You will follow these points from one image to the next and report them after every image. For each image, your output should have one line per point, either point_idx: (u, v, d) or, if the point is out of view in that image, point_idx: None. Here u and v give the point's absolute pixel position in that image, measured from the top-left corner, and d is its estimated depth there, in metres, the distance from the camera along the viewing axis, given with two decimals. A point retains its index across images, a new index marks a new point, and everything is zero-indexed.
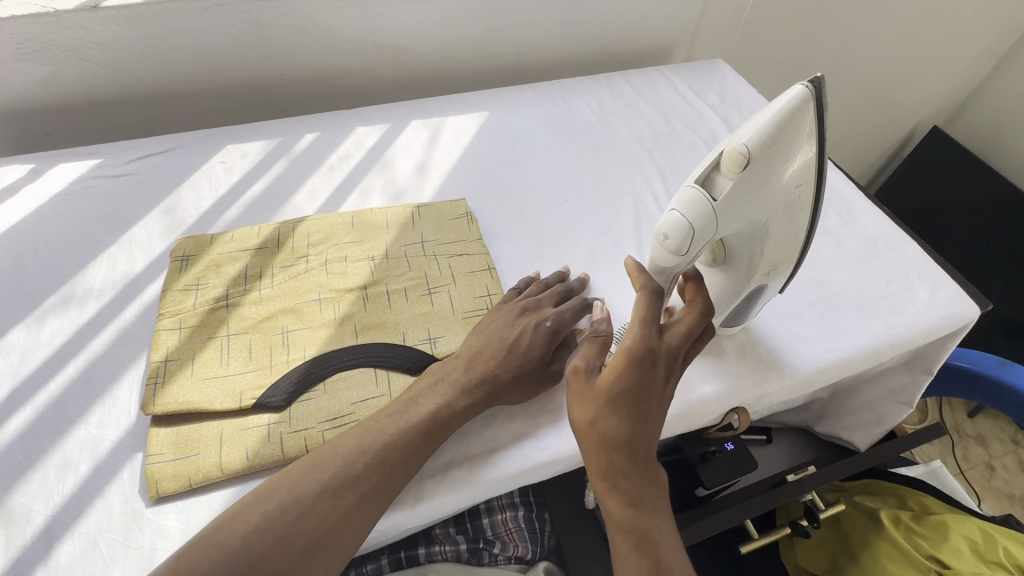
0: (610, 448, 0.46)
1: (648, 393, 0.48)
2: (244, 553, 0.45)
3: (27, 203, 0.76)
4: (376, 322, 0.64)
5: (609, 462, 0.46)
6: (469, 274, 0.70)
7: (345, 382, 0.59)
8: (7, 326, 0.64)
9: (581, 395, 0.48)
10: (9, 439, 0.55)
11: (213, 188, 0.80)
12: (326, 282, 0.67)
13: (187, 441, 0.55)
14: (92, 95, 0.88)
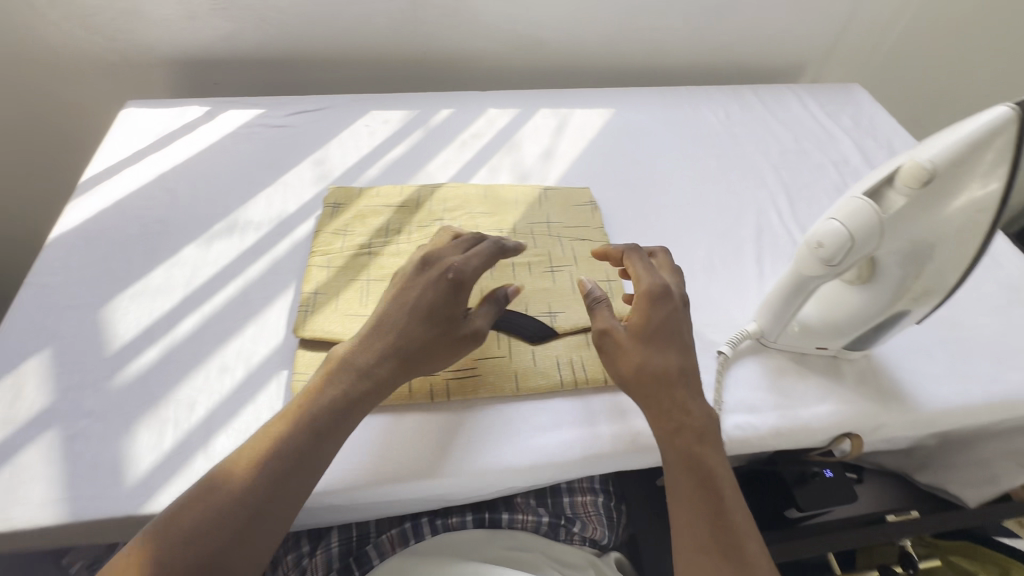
0: (663, 384, 0.53)
1: (679, 331, 0.56)
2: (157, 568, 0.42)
3: (201, 140, 0.85)
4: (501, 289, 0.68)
5: (667, 396, 0.53)
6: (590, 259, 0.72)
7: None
8: (182, 243, 0.72)
9: (623, 349, 0.55)
10: (180, 338, 0.63)
11: (357, 147, 0.87)
12: None
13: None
14: (260, 53, 0.97)
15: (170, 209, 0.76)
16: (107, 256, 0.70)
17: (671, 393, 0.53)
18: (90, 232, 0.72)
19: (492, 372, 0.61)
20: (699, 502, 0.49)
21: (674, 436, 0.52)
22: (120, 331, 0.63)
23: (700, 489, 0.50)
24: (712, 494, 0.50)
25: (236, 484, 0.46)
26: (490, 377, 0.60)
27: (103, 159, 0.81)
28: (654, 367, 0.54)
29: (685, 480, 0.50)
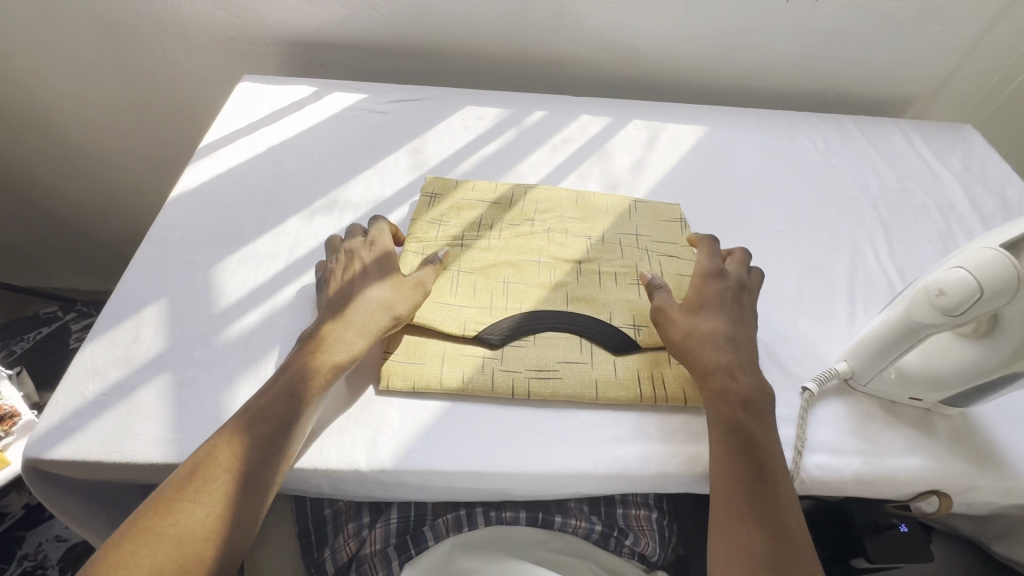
0: (712, 350, 0.60)
1: (732, 309, 0.64)
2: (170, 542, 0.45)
3: (308, 118, 0.89)
4: (586, 296, 0.68)
5: (716, 360, 0.59)
6: (676, 276, 0.71)
7: (553, 341, 0.64)
8: (286, 215, 0.76)
9: (674, 320, 0.62)
10: (281, 305, 0.67)
11: (453, 140, 0.89)
12: (547, 247, 0.72)
13: (417, 349, 0.62)
14: (368, 40, 1.00)
15: (277, 182, 0.80)
16: (219, 219, 0.74)
17: (720, 358, 0.59)
18: (204, 196, 0.77)
19: (573, 377, 0.62)
20: (739, 462, 0.54)
21: (720, 399, 0.57)
22: (227, 292, 0.67)
23: (742, 449, 0.54)
24: (752, 456, 0.54)
25: (233, 445, 0.50)
26: (570, 382, 0.61)
27: (219, 128, 0.87)
28: (705, 334, 0.61)
29: (728, 440, 0.55)
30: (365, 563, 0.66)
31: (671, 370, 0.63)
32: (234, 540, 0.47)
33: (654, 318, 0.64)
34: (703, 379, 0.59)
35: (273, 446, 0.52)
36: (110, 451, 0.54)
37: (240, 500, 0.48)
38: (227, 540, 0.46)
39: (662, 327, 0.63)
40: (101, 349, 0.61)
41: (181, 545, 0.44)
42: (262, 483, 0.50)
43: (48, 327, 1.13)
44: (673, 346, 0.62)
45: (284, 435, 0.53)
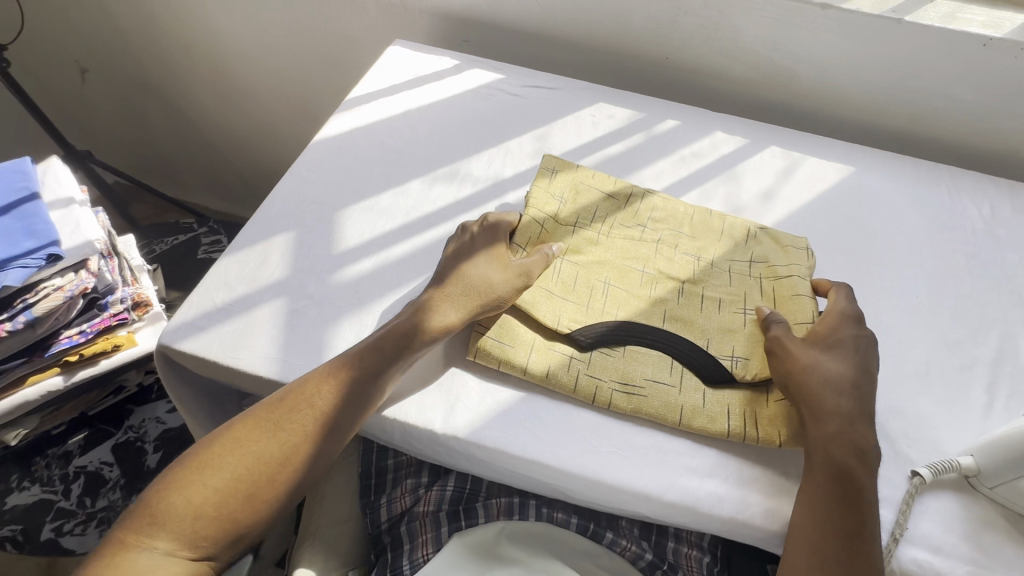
0: (833, 394, 0.56)
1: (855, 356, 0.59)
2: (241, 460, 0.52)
3: (446, 89, 0.92)
4: (687, 317, 0.65)
5: (834, 405, 0.55)
6: (793, 299, 0.66)
7: (643, 355, 0.62)
8: (410, 175, 0.79)
9: (795, 354, 0.58)
10: (392, 259, 0.70)
11: (579, 134, 0.88)
12: (653, 260, 0.70)
13: (509, 330, 0.62)
14: (515, 24, 1.02)
15: (407, 144, 0.84)
16: (350, 168, 0.79)
17: (840, 404, 0.55)
18: (342, 144, 0.82)
19: (658, 398, 0.59)
20: (832, 518, 0.51)
21: (823, 446, 0.54)
22: (346, 236, 0.71)
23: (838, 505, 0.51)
24: (846, 515, 0.51)
25: (314, 388, 0.56)
26: (656, 400, 0.59)
27: (365, 84, 0.92)
28: (824, 375, 0.57)
29: (823, 492, 0.52)
30: (415, 520, 0.70)
31: (767, 410, 0.58)
32: (300, 470, 0.53)
33: (770, 348, 0.60)
34: (812, 420, 0.55)
35: (352, 398, 0.56)
36: (227, 355, 0.60)
37: (313, 436, 0.54)
38: (294, 468, 0.53)
39: (777, 358, 0.59)
40: (234, 265, 0.68)
41: (256, 463, 0.52)
42: (332, 428, 0.55)
43: (184, 235, 1.27)
44: (787, 381, 0.58)
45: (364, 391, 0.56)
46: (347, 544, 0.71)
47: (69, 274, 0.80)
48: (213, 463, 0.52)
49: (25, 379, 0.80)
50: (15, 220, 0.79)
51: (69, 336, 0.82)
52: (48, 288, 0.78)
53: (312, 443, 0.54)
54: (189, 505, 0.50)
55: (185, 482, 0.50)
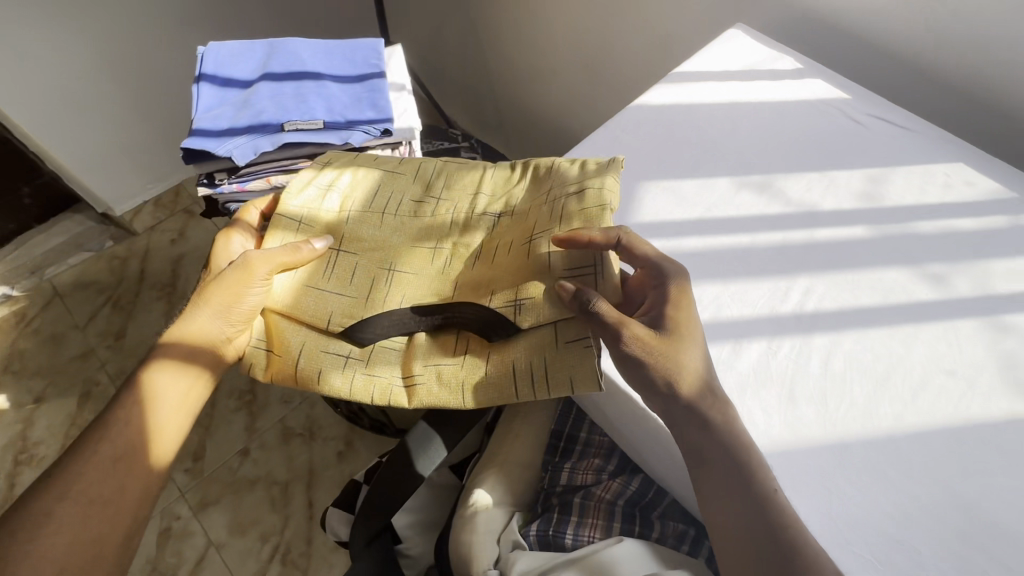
0: (642, 352, 0.57)
1: (674, 306, 0.59)
2: (108, 458, 0.64)
3: (780, 93, 0.84)
4: (477, 281, 0.65)
5: (667, 363, 0.56)
6: (573, 221, 0.63)
7: (437, 338, 0.64)
8: (719, 170, 0.74)
9: (634, 363, 0.57)
10: (683, 251, 0.67)
11: (924, 191, 0.74)
12: (441, 232, 0.71)
13: (279, 337, 0.67)
14: (881, 42, 0.87)
15: (723, 137, 0.78)
16: (661, 143, 0.77)
17: (657, 363, 0.57)
18: (658, 116, 0.80)
19: (437, 382, 0.62)
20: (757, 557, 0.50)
21: (705, 442, 0.55)
22: (643, 210, 0.70)
23: (750, 501, 0.52)
24: (755, 515, 0.51)
25: (147, 382, 0.69)
26: (437, 377, 0.62)
27: (697, 62, 0.87)
28: (630, 328, 0.57)
29: (739, 536, 0.52)
30: (589, 499, 0.70)
31: (557, 354, 0.58)
32: (166, 438, 0.69)
33: (614, 336, 0.56)
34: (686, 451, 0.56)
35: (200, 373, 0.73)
36: None
37: (167, 413, 0.70)
38: (160, 438, 0.69)
39: (621, 348, 0.57)
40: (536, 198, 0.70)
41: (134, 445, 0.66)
42: (180, 406, 0.71)
43: (449, 143, 1.36)
44: (659, 377, 0.57)
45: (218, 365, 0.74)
46: (520, 487, 0.73)
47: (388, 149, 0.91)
48: (82, 465, 0.63)
49: None
50: (365, 90, 0.92)
51: None
52: None
53: (167, 418, 0.69)
54: (76, 513, 0.61)
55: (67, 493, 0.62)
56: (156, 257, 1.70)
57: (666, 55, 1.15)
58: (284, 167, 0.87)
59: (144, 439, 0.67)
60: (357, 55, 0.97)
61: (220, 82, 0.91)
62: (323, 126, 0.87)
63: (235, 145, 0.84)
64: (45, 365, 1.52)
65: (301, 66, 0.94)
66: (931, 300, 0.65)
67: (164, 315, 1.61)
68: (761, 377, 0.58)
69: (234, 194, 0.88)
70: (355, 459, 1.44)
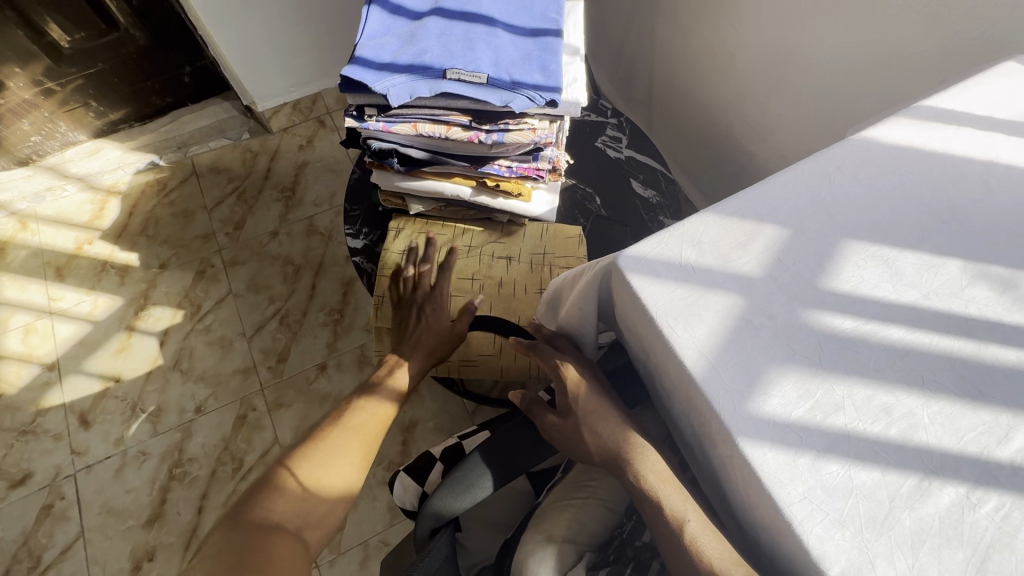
0: (554, 437, 0.67)
1: (570, 392, 0.66)
2: (332, 455, 0.73)
3: None
4: (503, 303, 0.94)
5: (574, 448, 0.66)
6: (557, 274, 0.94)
7: (480, 338, 0.95)
8: (951, 248, 0.59)
9: (573, 451, 0.66)
10: (882, 342, 0.54)
11: None
12: (475, 267, 0.96)
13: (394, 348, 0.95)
14: None
15: (969, 205, 0.61)
16: (882, 194, 0.62)
17: (578, 441, 0.65)
18: (886, 159, 0.64)
19: (490, 365, 0.96)
20: None
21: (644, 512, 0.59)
22: (843, 276, 0.57)
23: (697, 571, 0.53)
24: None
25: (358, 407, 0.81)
26: (488, 365, 0.96)
27: (958, 97, 0.68)
28: (545, 416, 0.68)
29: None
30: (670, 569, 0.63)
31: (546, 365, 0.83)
32: (355, 456, 0.75)
33: (546, 433, 0.68)
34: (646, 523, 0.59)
35: (373, 424, 0.79)
36: (665, 319, 0.55)
37: (360, 432, 0.77)
38: (353, 453, 0.75)
39: (555, 439, 0.67)
40: (714, 227, 0.59)
41: (331, 467, 0.72)
42: (369, 430, 0.78)
43: (596, 115, 1.23)
44: (590, 455, 0.65)
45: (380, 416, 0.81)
46: (597, 527, 0.67)
47: (546, 121, 0.84)
48: (312, 455, 0.73)
49: (452, 176, 0.91)
50: (536, 49, 0.83)
51: (500, 165, 0.89)
52: (525, 124, 0.83)
53: (358, 436, 0.77)
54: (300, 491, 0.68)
55: (267, 524, 0.63)
56: (283, 158, 1.76)
57: (886, 74, 0.95)
58: (433, 116, 0.82)
59: (345, 449, 0.75)
60: (537, 4, 0.87)
61: (391, 9, 0.85)
62: (486, 82, 0.79)
63: (393, 83, 0.79)
64: (174, 235, 1.65)
65: (476, 5, 0.85)
66: None
67: (280, 217, 1.68)
68: (948, 532, 0.46)
69: (378, 132, 0.84)
70: (418, 404, 1.46)
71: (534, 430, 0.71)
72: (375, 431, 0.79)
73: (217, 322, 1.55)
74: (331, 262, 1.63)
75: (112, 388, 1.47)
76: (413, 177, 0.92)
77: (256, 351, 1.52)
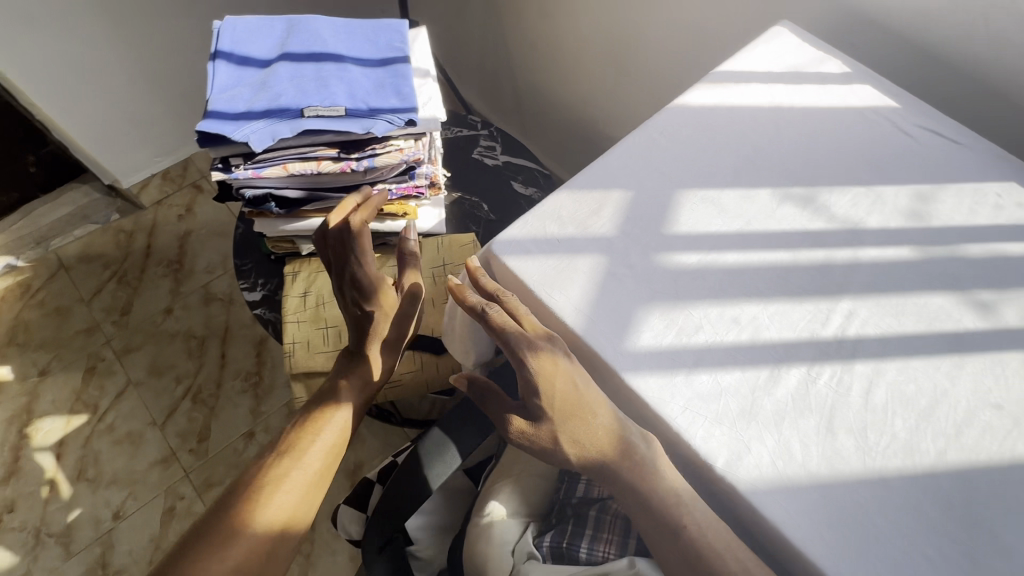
0: (523, 445, 0.59)
1: (542, 395, 0.56)
2: (288, 483, 0.71)
3: (826, 98, 0.79)
4: None
5: (549, 457, 0.58)
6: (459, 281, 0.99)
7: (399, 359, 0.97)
8: (760, 180, 0.71)
9: (549, 456, 0.58)
10: (723, 266, 0.64)
11: (972, 213, 0.70)
12: None
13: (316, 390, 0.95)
14: (926, 52, 0.82)
15: (767, 146, 0.74)
16: (701, 148, 0.73)
17: (553, 448, 0.57)
18: (698, 119, 0.76)
19: (416, 382, 0.98)
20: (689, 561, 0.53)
21: None
22: (680, 220, 0.66)
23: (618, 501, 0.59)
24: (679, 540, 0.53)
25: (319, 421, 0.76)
26: (413, 382, 0.97)
27: (743, 60, 0.82)
28: (512, 420, 0.58)
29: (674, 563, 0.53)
30: (606, 513, 0.68)
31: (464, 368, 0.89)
32: (313, 480, 0.73)
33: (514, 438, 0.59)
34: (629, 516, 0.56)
35: (331, 442, 0.76)
36: (543, 288, 0.61)
37: (319, 454, 0.74)
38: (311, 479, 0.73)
39: (526, 444, 0.59)
40: (570, 201, 0.67)
41: (282, 489, 0.70)
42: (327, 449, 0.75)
43: (467, 130, 1.31)
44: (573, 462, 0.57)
45: (340, 434, 0.77)
46: (537, 497, 0.71)
47: (411, 139, 0.89)
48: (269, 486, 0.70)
49: None
50: (388, 75, 0.88)
51: None
52: (392, 146, 0.87)
53: (316, 459, 0.74)
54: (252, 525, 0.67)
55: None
56: (162, 232, 1.67)
57: (698, 53, 1.11)
58: (302, 154, 0.85)
59: (302, 476, 0.72)
60: (381, 37, 0.93)
61: (237, 60, 0.87)
62: (345, 113, 0.83)
63: (253, 129, 0.81)
64: (50, 337, 1.50)
65: (322, 46, 0.89)
66: (976, 330, 0.62)
67: (171, 292, 1.59)
68: (800, 405, 0.56)
69: (248, 180, 0.85)
70: (360, 445, 1.43)
71: (446, 443, 0.70)
72: (333, 452, 0.76)
73: (120, 417, 1.43)
74: (238, 325, 1.56)
75: (5, 521, 1.30)
76: (297, 218, 0.93)
77: (172, 437, 1.41)
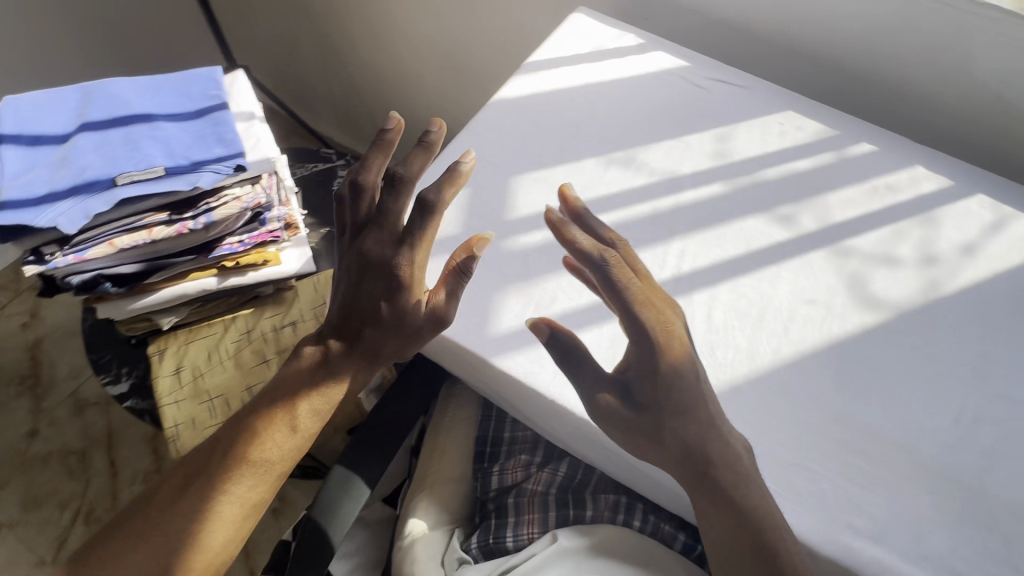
0: (614, 427, 0.54)
1: (670, 381, 0.53)
2: (214, 510, 0.60)
3: (627, 69, 0.87)
4: None
5: (642, 449, 0.54)
6: None
7: None
8: (584, 153, 0.76)
9: (637, 444, 0.54)
10: None
11: (764, 142, 0.80)
12: (264, 349, 0.93)
13: None
14: (700, 14, 0.93)
15: (585, 121, 0.80)
16: (526, 135, 0.77)
17: (648, 440, 0.54)
18: (520, 110, 0.80)
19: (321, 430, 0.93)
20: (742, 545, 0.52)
21: None
22: (520, 205, 0.70)
23: None
24: (719, 507, 0.53)
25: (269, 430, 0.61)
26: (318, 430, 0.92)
27: (549, 49, 0.88)
28: (612, 392, 0.54)
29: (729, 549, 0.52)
30: (523, 496, 0.71)
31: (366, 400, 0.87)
32: (246, 510, 0.61)
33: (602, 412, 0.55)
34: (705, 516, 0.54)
35: (278, 462, 0.61)
36: None
37: (260, 477, 0.60)
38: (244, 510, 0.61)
39: (621, 422, 0.54)
40: None
41: (204, 527, 0.59)
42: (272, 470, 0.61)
43: (322, 164, 1.29)
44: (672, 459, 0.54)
45: (291, 450, 0.61)
46: (457, 503, 0.72)
47: (248, 185, 0.85)
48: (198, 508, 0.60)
49: (187, 273, 0.85)
50: (207, 125, 0.85)
51: (230, 243, 0.85)
52: (229, 196, 0.83)
53: (254, 484, 0.60)
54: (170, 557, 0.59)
55: None
56: (5, 348, 1.46)
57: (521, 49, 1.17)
58: (128, 226, 0.79)
59: (234, 506, 0.60)
60: (192, 88, 0.89)
61: (27, 142, 0.79)
62: (166, 173, 0.79)
63: (60, 211, 0.75)
64: None
65: (126, 109, 0.84)
66: (785, 240, 0.71)
67: (32, 411, 1.40)
68: None
69: (71, 266, 0.77)
70: None
71: (352, 476, 0.68)
72: (280, 473, 0.61)
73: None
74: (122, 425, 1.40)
75: None
76: (144, 294, 0.84)
77: None
